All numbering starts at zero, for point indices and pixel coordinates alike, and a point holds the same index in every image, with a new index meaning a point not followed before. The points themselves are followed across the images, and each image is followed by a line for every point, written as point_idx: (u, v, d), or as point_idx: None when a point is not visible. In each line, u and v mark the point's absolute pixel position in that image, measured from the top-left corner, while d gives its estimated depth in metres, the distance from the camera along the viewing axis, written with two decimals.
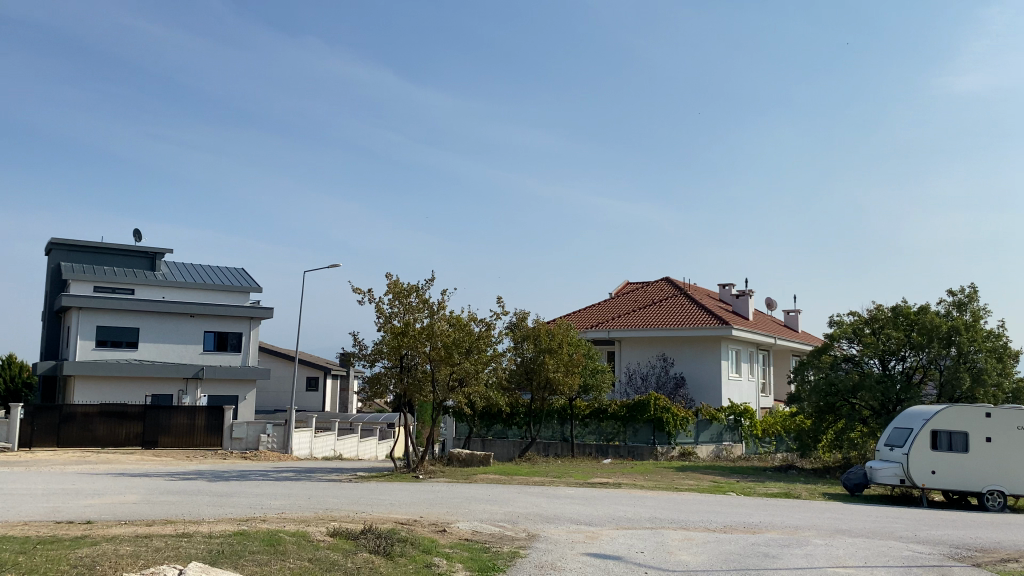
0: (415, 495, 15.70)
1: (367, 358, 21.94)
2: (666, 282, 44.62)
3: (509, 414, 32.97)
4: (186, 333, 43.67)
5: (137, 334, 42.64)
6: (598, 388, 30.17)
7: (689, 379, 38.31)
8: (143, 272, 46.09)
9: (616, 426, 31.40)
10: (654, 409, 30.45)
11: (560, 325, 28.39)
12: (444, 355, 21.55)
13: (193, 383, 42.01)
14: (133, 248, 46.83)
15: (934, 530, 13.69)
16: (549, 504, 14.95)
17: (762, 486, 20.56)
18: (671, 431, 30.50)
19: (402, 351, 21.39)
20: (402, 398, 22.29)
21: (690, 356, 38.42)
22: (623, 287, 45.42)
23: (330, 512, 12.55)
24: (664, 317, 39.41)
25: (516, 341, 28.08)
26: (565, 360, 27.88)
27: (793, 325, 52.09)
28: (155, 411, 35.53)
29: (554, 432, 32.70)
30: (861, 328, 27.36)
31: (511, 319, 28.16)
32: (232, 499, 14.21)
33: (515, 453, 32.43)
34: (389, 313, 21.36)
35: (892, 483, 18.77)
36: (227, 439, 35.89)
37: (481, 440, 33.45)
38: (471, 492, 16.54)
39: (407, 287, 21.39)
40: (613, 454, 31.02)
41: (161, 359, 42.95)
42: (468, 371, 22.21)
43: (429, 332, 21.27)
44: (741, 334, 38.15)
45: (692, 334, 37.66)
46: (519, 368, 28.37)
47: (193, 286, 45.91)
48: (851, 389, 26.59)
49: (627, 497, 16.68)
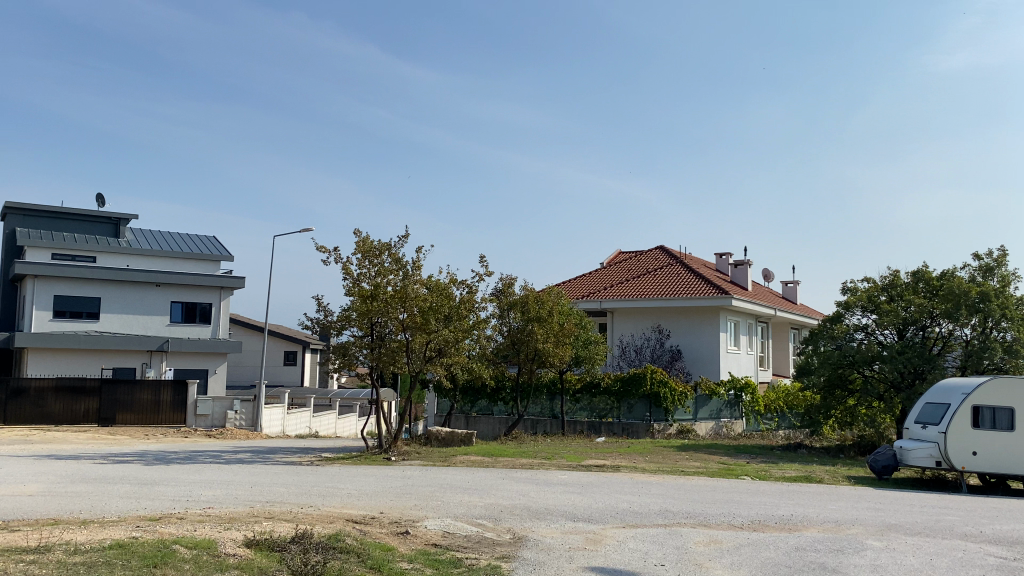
0: (381, 483, 13.32)
1: (334, 327, 19.49)
2: (661, 251, 42.29)
3: (494, 389, 30.64)
4: (151, 303, 41.06)
5: (98, 304, 39.97)
6: (591, 361, 27.82)
7: (686, 353, 36.08)
8: (105, 240, 43.36)
9: (609, 402, 29.24)
10: (651, 382, 28.29)
11: (550, 291, 25.96)
12: (421, 322, 18.98)
13: (158, 356, 39.41)
14: (95, 213, 44.01)
15: (1001, 525, 11.42)
16: (539, 493, 12.61)
17: (778, 468, 18.32)
18: (668, 407, 28.28)
19: (372, 317, 18.84)
20: (373, 372, 19.82)
21: (687, 328, 36.18)
22: (616, 256, 43.07)
23: (270, 508, 10.16)
24: (660, 286, 37.10)
25: (501, 309, 25.76)
26: (555, 329, 25.48)
27: (791, 297, 49.93)
28: (113, 385, 32.97)
29: (543, 408, 30.45)
30: (877, 296, 25.19)
31: (496, 286, 25.77)
32: (156, 489, 11.78)
33: (501, 430, 30.05)
34: (358, 274, 18.86)
35: (926, 466, 16.65)
36: (191, 415, 33.32)
37: (464, 417, 31.09)
38: (448, 479, 14.20)
39: (378, 245, 18.88)
40: (605, 431, 28.77)
41: (124, 331, 40.32)
42: (451, 340, 19.67)
43: (406, 297, 18.71)
44: (742, 304, 35.91)
45: (690, 304, 35.38)
46: (505, 340, 26.02)
47: (159, 255, 43.26)
48: (868, 360, 24.59)
49: (629, 483, 14.37)
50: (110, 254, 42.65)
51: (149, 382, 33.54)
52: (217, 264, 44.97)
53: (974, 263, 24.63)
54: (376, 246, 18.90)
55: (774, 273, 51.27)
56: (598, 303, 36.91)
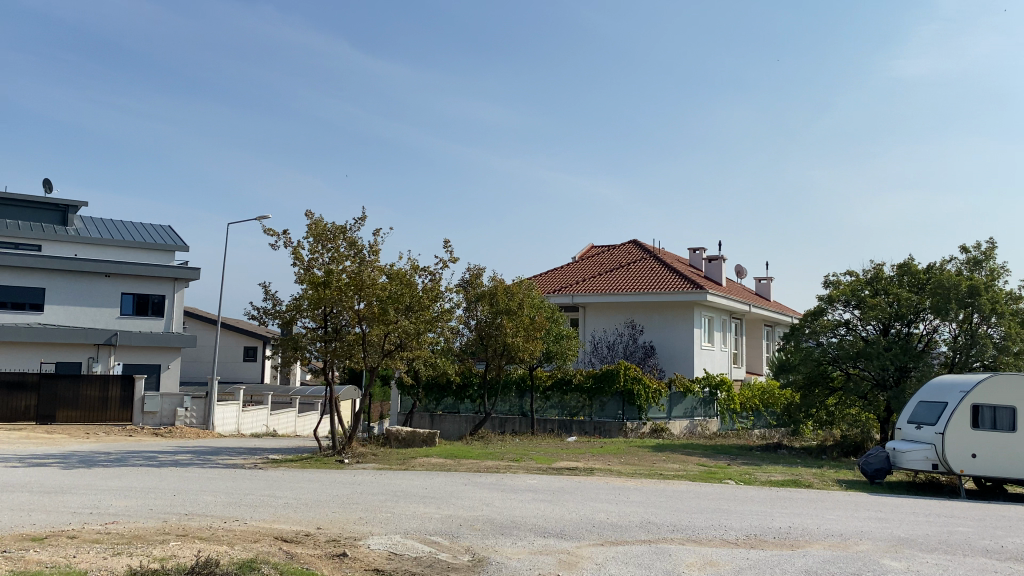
0: (327, 490, 11.78)
1: (284, 317, 17.90)
2: (634, 245, 41.04)
3: (460, 386, 29.11)
4: (100, 295, 38.99)
5: (42, 295, 37.80)
6: (562, 357, 26.41)
7: (660, 349, 34.86)
8: (52, 228, 41.22)
9: (581, 400, 27.92)
10: (624, 379, 27.00)
11: (520, 283, 24.49)
12: (379, 313, 17.34)
13: (106, 350, 37.30)
14: (41, 200, 41.73)
15: (1020, 538, 10.21)
16: (504, 502, 11.16)
17: (763, 472, 17.06)
18: (642, 404, 27.06)
19: (325, 307, 17.21)
20: (327, 367, 18.25)
21: (660, 324, 34.96)
22: (588, 250, 41.76)
23: (186, 524, 8.62)
24: (633, 280, 35.87)
25: (468, 302, 24.31)
26: (525, 323, 24.01)
27: (764, 293, 49.01)
28: (54, 380, 30.87)
29: (512, 406, 29.05)
30: (861, 290, 24.14)
31: (463, 276, 24.28)
32: (60, 498, 10.15)
33: (467, 429, 28.49)
34: (310, 259, 17.26)
35: (922, 469, 15.46)
36: (137, 413, 31.44)
37: (429, 416, 29.50)
38: (404, 485, 12.70)
39: (331, 228, 17.29)
40: (577, 430, 27.40)
41: (70, 323, 38.19)
42: (414, 331, 18.12)
43: (363, 285, 17.12)
44: (717, 299, 34.77)
45: (664, 299, 34.16)
46: (473, 334, 24.55)
47: (109, 244, 41.18)
48: (852, 357, 23.53)
49: (606, 489, 12.97)
50: (56, 243, 40.44)
51: (95, 378, 31.56)
52: (171, 254, 42.93)
53: (961, 256, 23.68)
54: (330, 228, 17.31)
55: (747, 269, 50.31)
56: (569, 298, 35.60)
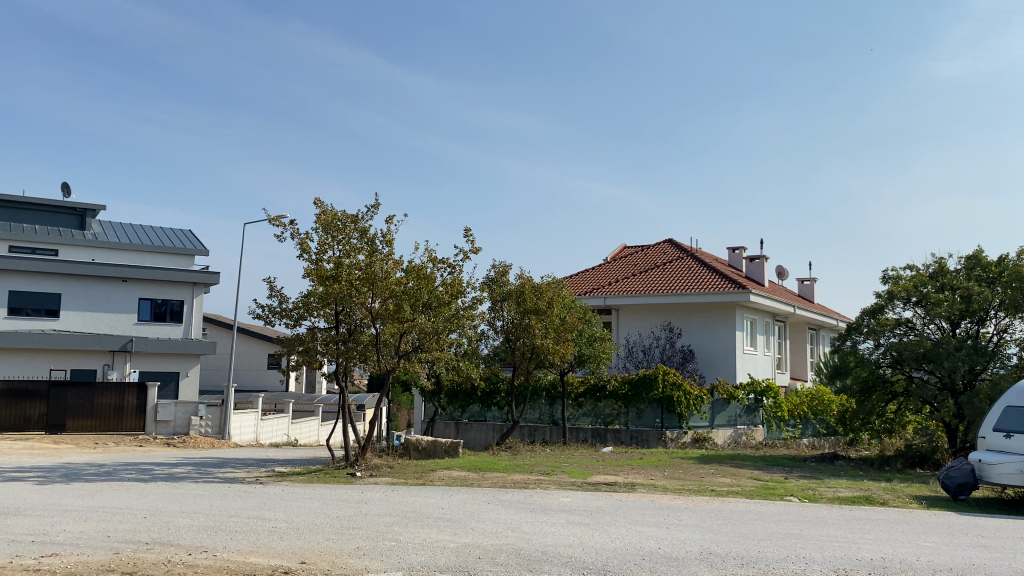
0: (326, 510, 10.08)
1: (292, 317, 16.30)
2: (669, 244, 39.05)
3: (487, 393, 27.31)
4: (117, 300, 37.89)
5: (58, 301, 36.78)
6: (596, 360, 24.51)
7: (699, 353, 32.86)
8: (70, 232, 40.28)
9: (615, 407, 26.09)
10: (663, 385, 25.15)
11: (550, 281, 22.75)
12: (395, 310, 15.65)
13: (122, 357, 36.13)
14: (59, 204, 40.81)
15: None
16: (533, 527, 9.38)
17: (828, 487, 15.09)
18: (682, 412, 25.13)
19: (335, 304, 15.56)
20: (342, 371, 16.65)
21: (699, 327, 32.94)
22: (621, 250, 39.88)
23: (138, 559, 6.94)
24: (670, 281, 33.96)
25: (494, 302, 22.67)
26: (555, 323, 22.22)
27: (807, 295, 46.68)
28: (64, 388, 29.66)
29: (542, 414, 27.32)
30: (923, 287, 22.07)
31: (489, 274, 22.64)
32: (7, 521, 8.57)
33: (494, 438, 26.69)
34: (319, 252, 15.61)
35: (1015, 484, 13.37)
36: (150, 422, 30.08)
37: (454, 425, 27.81)
38: (418, 504, 10.97)
39: (342, 217, 15.68)
40: (612, 439, 25.55)
41: (86, 329, 37.12)
42: (437, 331, 16.41)
43: (377, 279, 15.46)
44: (760, 300, 32.72)
45: (703, 300, 32.20)
46: (499, 339, 22.90)
47: (128, 248, 40.10)
48: (917, 359, 21.46)
49: (654, 510, 11.12)
50: (74, 247, 39.46)
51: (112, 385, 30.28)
52: (191, 258, 41.72)
53: None
54: (341, 217, 15.68)
55: (788, 271, 48.03)
56: (601, 299, 33.78)
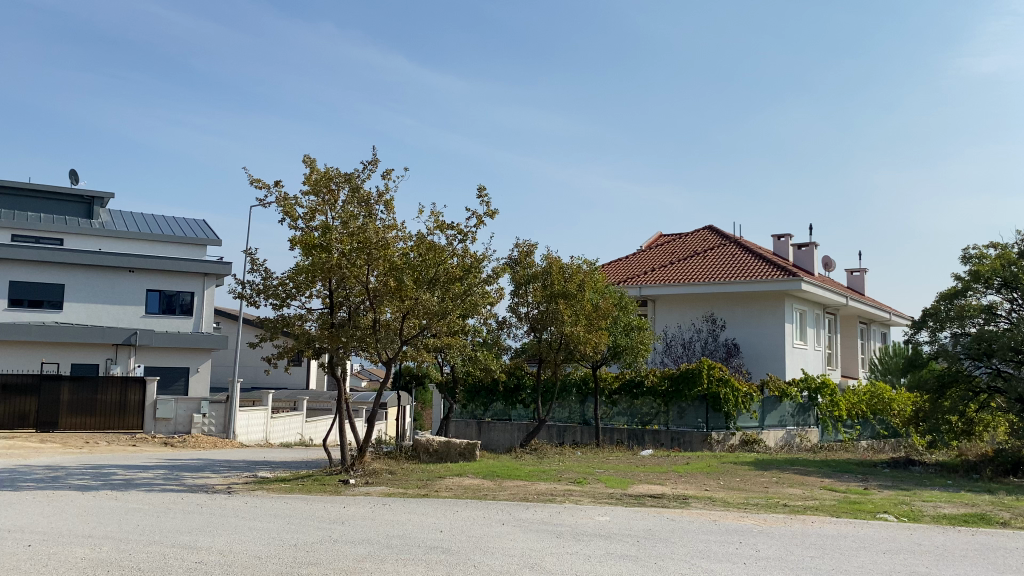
0: (281, 535, 7.55)
1: (277, 297, 13.88)
2: (709, 231, 36.18)
3: (512, 389, 24.71)
4: (123, 291, 35.89)
5: (62, 292, 34.90)
6: (633, 353, 21.76)
7: (745, 347, 30.05)
8: (76, 221, 38.45)
9: (654, 406, 23.43)
10: (708, 380, 22.44)
11: (580, 262, 20.18)
12: (397, 288, 13.11)
13: (126, 351, 34.10)
14: (66, 191, 39.01)
15: None
16: (559, 565, 6.76)
17: (924, 501, 12.24)
18: (730, 411, 22.36)
19: (327, 280, 13.08)
20: (337, 362, 14.16)
21: (745, 318, 30.14)
22: (657, 238, 37.11)
23: None
24: (712, 268, 31.18)
25: (517, 285, 20.06)
26: (587, 309, 19.57)
27: (858, 287, 43.47)
28: (57, 383, 27.53)
29: (572, 414, 24.80)
30: (1014, 267, 19.19)
31: (511, 254, 20.09)
32: None
33: (518, 440, 24.10)
34: (308, 217, 13.15)
35: None
36: (149, 420, 27.93)
37: (476, 424, 25.28)
38: (411, 525, 8.41)
39: (336, 176, 13.25)
40: (650, 442, 22.90)
41: (90, 322, 35.16)
42: (450, 313, 13.82)
43: (376, 249, 12.94)
44: (812, 289, 29.82)
45: (749, 289, 29.39)
46: (525, 332, 20.30)
47: (136, 238, 38.12)
48: (1011, 351, 18.54)
49: (719, 536, 8.45)
50: (80, 236, 37.59)
51: (117, 380, 28.15)
52: (203, 248, 39.63)
53: None
54: (334, 176, 13.22)
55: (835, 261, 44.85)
56: (635, 289, 31.15)
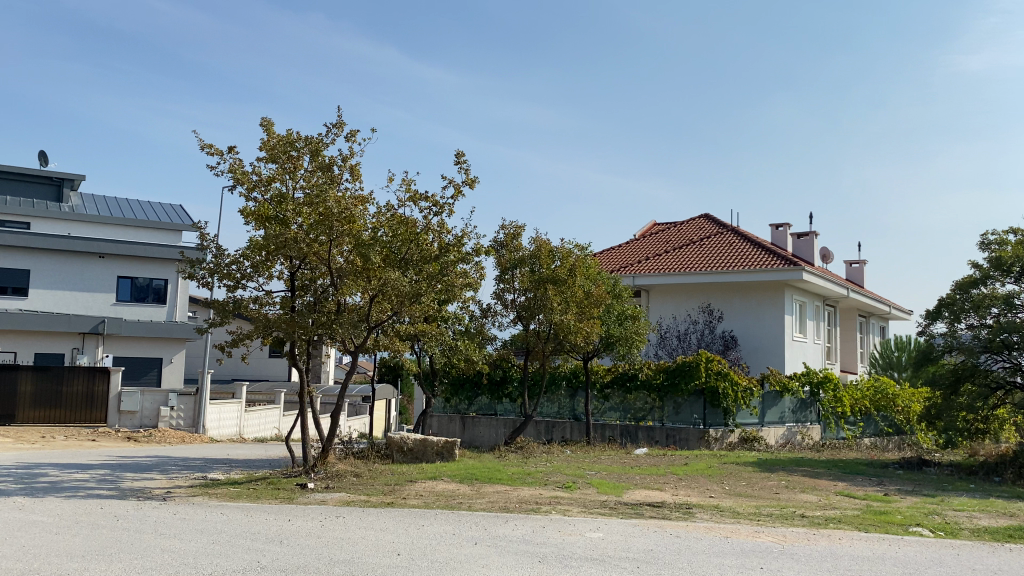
0: (198, 561, 6.10)
1: (231, 279, 12.40)
2: (705, 219, 34.76)
3: (497, 382, 23.27)
4: (92, 278, 34.24)
5: (27, 278, 33.24)
6: (627, 345, 20.31)
7: (742, 340, 28.66)
8: (44, 204, 36.76)
9: (648, 401, 22.04)
10: (706, 374, 21.05)
11: (571, 245, 18.73)
12: (364, 267, 11.65)
13: (93, 341, 32.48)
14: (34, 173, 37.30)
15: None
16: None
17: (954, 510, 10.86)
18: (729, 407, 20.98)
19: (286, 258, 11.60)
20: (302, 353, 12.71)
21: (742, 310, 28.75)
22: (650, 226, 35.70)
23: None
24: (709, 258, 29.79)
25: (502, 270, 18.63)
26: (578, 296, 18.12)
27: (856, 278, 42.20)
28: (14, 373, 25.88)
29: (561, 409, 23.41)
30: None
31: (497, 236, 18.63)
32: None
33: (504, 436, 22.68)
34: (263, 186, 11.63)
35: None
36: (113, 413, 26.37)
37: (460, 419, 23.82)
38: (365, 545, 6.96)
39: (296, 141, 11.71)
40: (644, 439, 21.52)
41: (58, 309, 33.54)
42: (423, 296, 12.31)
43: (340, 223, 11.40)
44: (813, 280, 28.46)
45: (748, 279, 27.99)
46: (512, 324, 18.91)
47: (107, 222, 36.47)
48: None
49: (735, 559, 7.02)
50: (48, 220, 35.92)
51: (84, 369, 26.53)
52: (178, 234, 37.95)
53: None
54: (294, 141, 11.68)
55: (834, 253, 43.52)
56: (628, 279, 29.74)
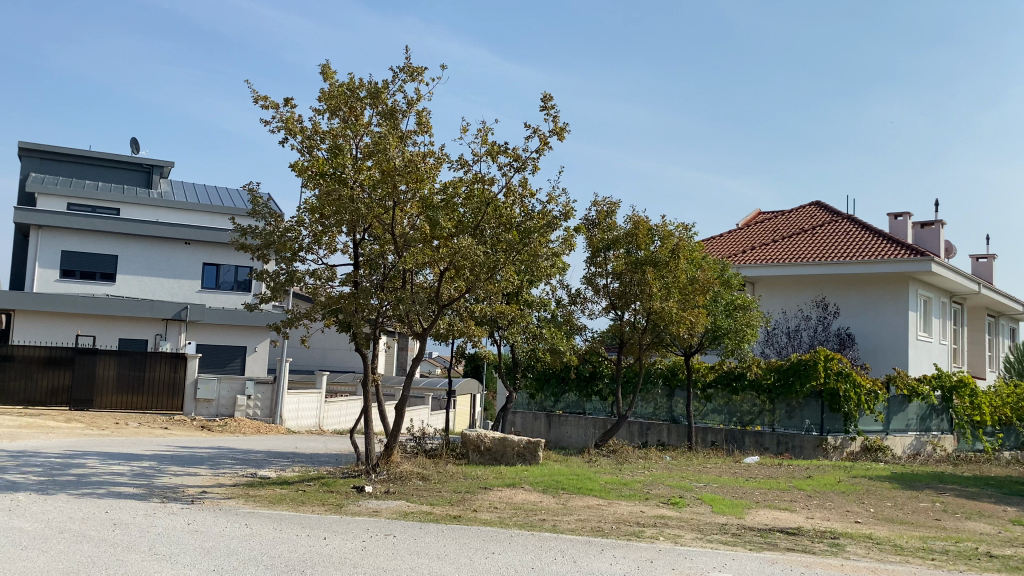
0: None
1: (287, 250, 10.94)
2: (817, 207, 31.83)
3: (587, 378, 21.35)
4: (178, 265, 33.92)
5: (115, 264, 33.11)
6: (736, 339, 18.03)
7: (860, 338, 25.86)
8: (134, 190, 36.73)
9: (757, 403, 19.69)
10: (825, 374, 18.57)
11: (674, 224, 16.63)
12: (434, 233, 9.97)
13: (176, 327, 32.08)
14: (124, 159, 37.36)
15: None
16: None
17: None
18: (851, 412, 18.47)
19: (346, 224, 10.05)
20: (374, 339, 11.16)
21: (861, 305, 25.92)
22: (755, 215, 32.99)
23: None
24: (823, 247, 27.02)
25: (594, 252, 16.70)
26: (680, 282, 16.05)
27: (985, 275, 38.30)
28: (91, 356, 25.37)
29: (657, 409, 21.31)
30: None
31: (588, 213, 16.67)
32: None
33: (593, 438, 20.75)
34: (319, 140, 10.09)
35: None
36: (190, 400, 25.70)
37: (545, 418, 22.01)
38: None
39: (360, 87, 10.11)
40: (751, 445, 19.23)
41: (144, 295, 33.36)
42: (502, 269, 10.49)
43: (405, 180, 9.73)
44: (943, 273, 25.40)
45: (868, 271, 25.16)
46: (604, 315, 16.98)
47: (194, 208, 36.13)
48: None
49: None
50: (137, 206, 35.84)
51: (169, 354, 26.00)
52: None
53: None
54: (357, 90, 10.08)
55: (958, 247, 39.70)
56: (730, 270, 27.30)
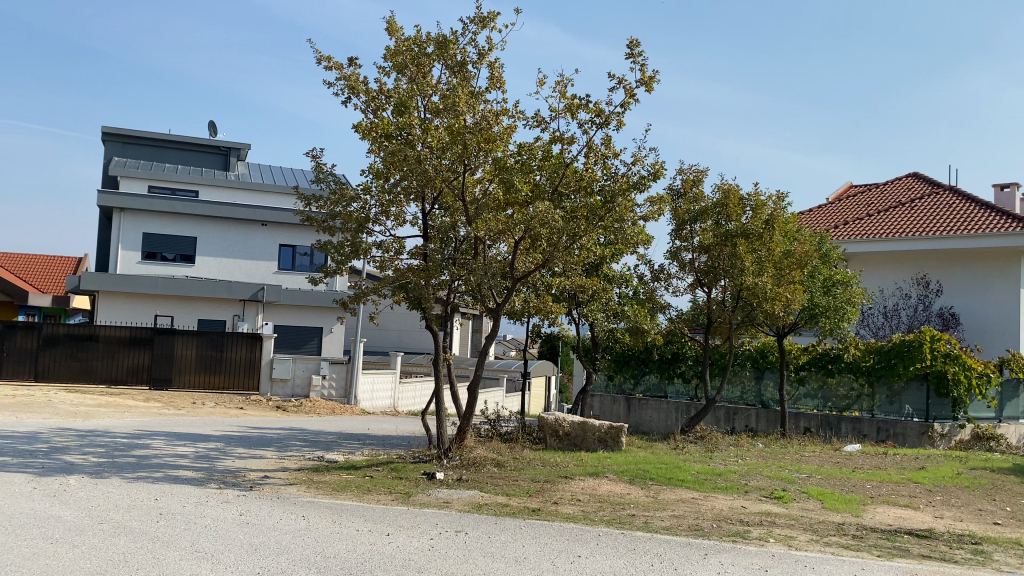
0: None
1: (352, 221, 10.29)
2: (916, 179, 29.77)
3: (670, 359, 20.29)
4: (255, 246, 34.08)
5: (194, 245, 33.45)
6: (833, 318, 16.71)
7: (966, 318, 24.00)
8: (211, 172, 37.04)
9: (854, 387, 18.32)
10: (932, 355, 17.10)
11: (766, 193, 15.42)
12: (507, 197, 9.15)
13: (253, 307, 32.23)
14: (202, 142, 37.71)
15: None
16: None
17: None
18: (960, 397, 16.96)
19: (413, 190, 9.33)
20: (446, 317, 10.43)
21: (966, 282, 24.04)
22: (847, 189, 31.11)
23: None
24: (924, 221, 25.15)
25: (678, 226, 15.65)
26: (775, 255, 14.85)
27: None
28: (169, 336, 25.52)
29: (745, 393, 20.11)
30: None
31: (673, 182, 15.55)
32: None
33: (676, 422, 19.74)
34: (384, 100, 9.39)
35: None
36: (266, 381, 25.65)
37: (625, 401, 21.07)
38: None
39: (428, 41, 9.35)
40: (849, 431, 17.89)
41: (222, 276, 33.64)
42: (582, 238, 9.60)
43: (476, 141, 8.95)
44: None
45: (976, 245, 23.26)
46: (690, 291, 15.92)
47: (269, 190, 36.22)
48: None
49: None
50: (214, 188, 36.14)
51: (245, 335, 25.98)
52: None
53: None
54: (423, 44, 9.31)
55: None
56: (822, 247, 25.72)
